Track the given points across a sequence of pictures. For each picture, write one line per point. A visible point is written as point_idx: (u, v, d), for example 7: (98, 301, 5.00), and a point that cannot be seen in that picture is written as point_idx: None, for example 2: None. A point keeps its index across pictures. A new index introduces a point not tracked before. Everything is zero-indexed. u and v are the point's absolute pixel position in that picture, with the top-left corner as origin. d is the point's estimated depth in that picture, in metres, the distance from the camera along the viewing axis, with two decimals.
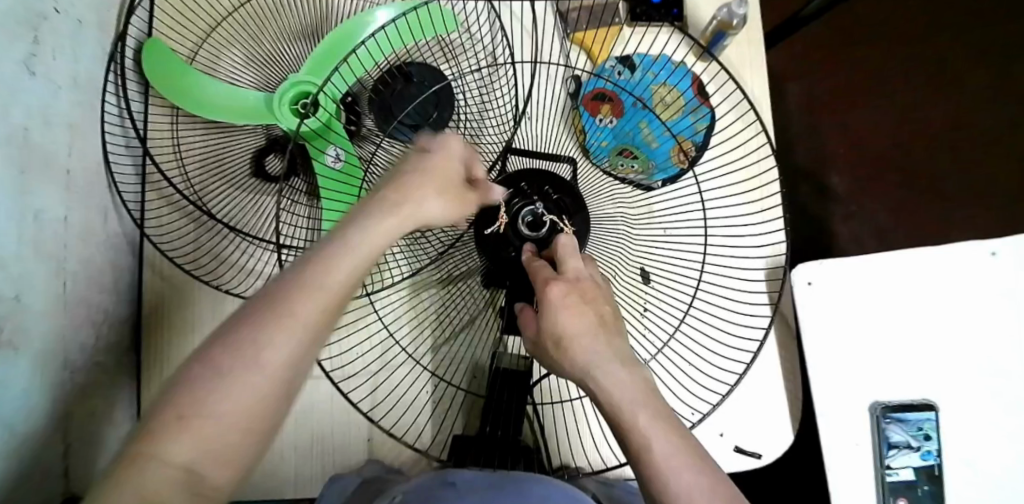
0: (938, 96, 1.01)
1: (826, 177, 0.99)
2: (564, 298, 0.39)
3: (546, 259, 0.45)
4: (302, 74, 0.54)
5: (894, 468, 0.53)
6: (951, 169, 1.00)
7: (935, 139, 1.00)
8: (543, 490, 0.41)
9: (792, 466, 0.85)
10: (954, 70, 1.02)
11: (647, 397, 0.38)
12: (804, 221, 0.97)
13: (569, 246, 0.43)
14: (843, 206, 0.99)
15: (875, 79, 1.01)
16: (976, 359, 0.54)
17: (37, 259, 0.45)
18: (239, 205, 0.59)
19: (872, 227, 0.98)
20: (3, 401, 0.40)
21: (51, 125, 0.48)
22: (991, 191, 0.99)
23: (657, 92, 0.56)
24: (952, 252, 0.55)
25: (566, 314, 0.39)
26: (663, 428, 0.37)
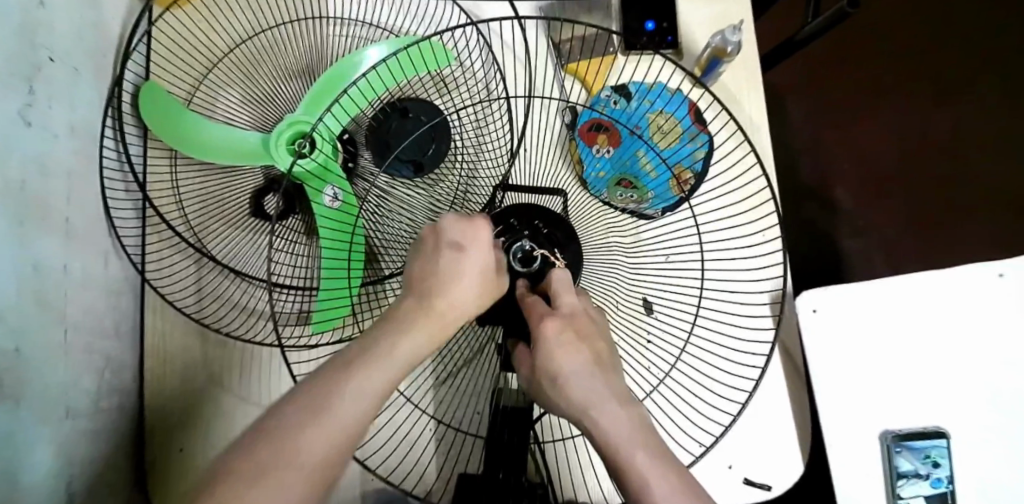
0: (941, 105, 1.00)
1: (832, 190, 0.98)
2: (560, 334, 0.40)
3: (540, 294, 0.44)
4: (299, 113, 0.54)
5: (905, 497, 0.52)
6: (955, 177, 0.99)
7: (938, 147, 1.00)
8: None
9: (805, 489, 0.84)
10: (955, 79, 1.01)
11: (649, 438, 0.38)
12: (810, 237, 0.96)
13: (563, 281, 0.43)
14: (850, 219, 0.97)
15: (875, 89, 1.01)
16: (986, 383, 0.53)
17: (36, 309, 0.45)
18: (237, 245, 0.58)
19: (877, 237, 0.97)
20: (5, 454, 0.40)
21: (48, 174, 0.49)
22: (997, 199, 0.98)
23: (654, 121, 0.56)
24: (956, 275, 0.55)
25: (562, 352, 0.39)
26: (665, 471, 0.36)
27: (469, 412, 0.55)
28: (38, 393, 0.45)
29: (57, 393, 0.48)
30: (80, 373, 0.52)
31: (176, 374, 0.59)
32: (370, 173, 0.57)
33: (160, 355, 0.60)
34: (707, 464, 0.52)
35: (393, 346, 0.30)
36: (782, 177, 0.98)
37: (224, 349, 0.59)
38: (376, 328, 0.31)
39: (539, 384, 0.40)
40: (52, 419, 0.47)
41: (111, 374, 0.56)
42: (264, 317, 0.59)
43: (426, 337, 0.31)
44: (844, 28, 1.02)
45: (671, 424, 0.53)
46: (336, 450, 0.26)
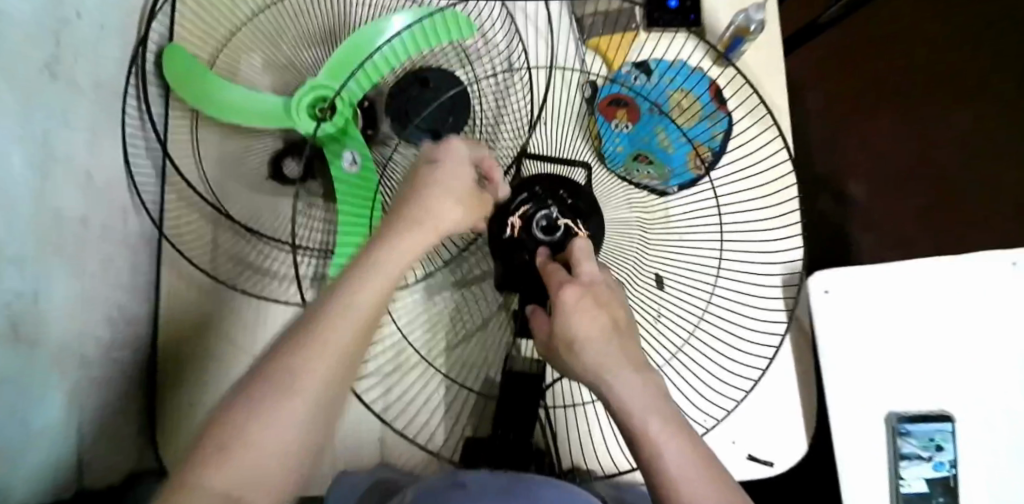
0: (958, 101, 1.00)
1: (846, 184, 0.98)
2: (578, 302, 0.39)
3: (561, 263, 0.44)
4: (320, 78, 0.54)
5: (906, 479, 0.52)
6: (970, 174, 0.98)
7: (953, 143, 0.99)
8: (553, 495, 0.39)
9: (807, 473, 0.85)
10: (975, 79, 1.00)
11: (659, 404, 0.38)
12: (821, 228, 0.96)
13: (584, 249, 0.42)
14: (863, 213, 0.97)
15: (893, 83, 1.00)
16: (994, 372, 0.53)
17: (56, 259, 0.46)
18: (257, 206, 0.60)
19: (889, 232, 0.97)
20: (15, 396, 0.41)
21: (72, 128, 0.49)
22: (1012, 200, 0.97)
23: (674, 98, 0.56)
24: (969, 262, 0.55)
25: (579, 319, 0.38)
26: (672, 434, 0.37)
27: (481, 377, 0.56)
28: (53, 341, 0.46)
29: (71, 343, 0.49)
30: (96, 326, 0.53)
31: (189, 330, 0.60)
32: (390, 140, 0.57)
33: (176, 313, 0.60)
34: (712, 439, 0.53)
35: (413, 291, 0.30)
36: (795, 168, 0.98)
37: (239, 309, 0.60)
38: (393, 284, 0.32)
39: (552, 346, 0.41)
40: (65, 367, 0.48)
41: (127, 329, 0.58)
42: (280, 279, 0.61)
43: None
44: (865, 21, 1.02)
45: (680, 398, 0.54)
46: None
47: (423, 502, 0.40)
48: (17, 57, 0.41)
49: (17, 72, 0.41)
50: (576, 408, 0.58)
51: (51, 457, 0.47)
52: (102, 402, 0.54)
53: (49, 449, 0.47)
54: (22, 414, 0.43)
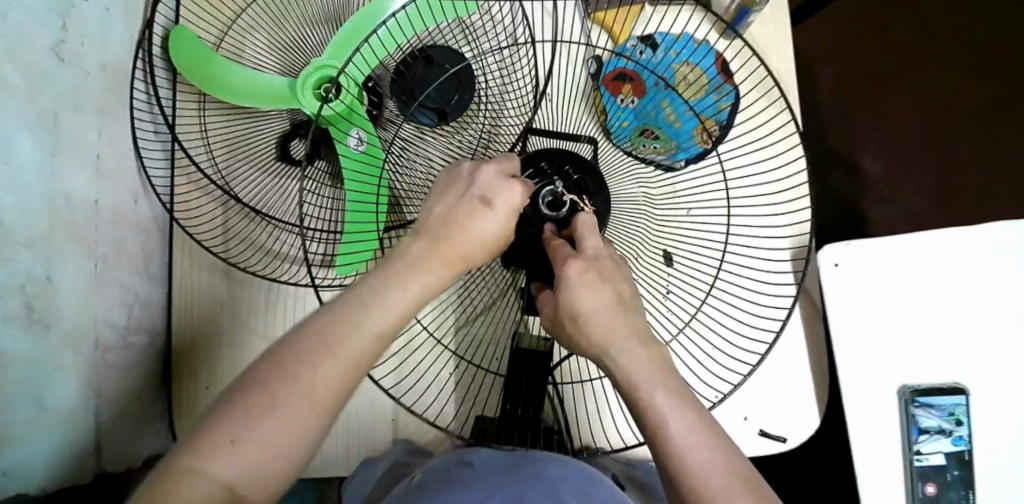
0: (974, 77, 0.98)
1: (859, 159, 0.97)
2: (582, 276, 0.39)
3: (566, 238, 0.44)
4: (324, 57, 0.54)
5: (923, 453, 0.52)
6: (985, 151, 0.97)
7: (969, 120, 0.97)
8: (561, 471, 0.39)
9: (819, 450, 0.84)
10: (990, 53, 0.98)
11: (666, 375, 0.37)
12: (833, 205, 0.95)
13: (589, 224, 0.42)
14: (876, 189, 0.96)
15: (907, 60, 0.98)
16: (1010, 342, 0.53)
17: (68, 240, 0.47)
18: (264, 188, 0.60)
19: (901, 211, 0.96)
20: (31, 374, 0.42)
21: (80, 110, 0.50)
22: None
23: (679, 71, 0.56)
24: (983, 233, 0.54)
25: (583, 291, 0.38)
26: (680, 406, 0.36)
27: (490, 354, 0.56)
28: (67, 321, 0.47)
29: (86, 323, 0.49)
30: (110, 308, 0.53)
31: (204, 313, 0.61)
32: (396, 119, 0.57)
33: (189, 295, 0.61)
34: (723, 414, 0.53)
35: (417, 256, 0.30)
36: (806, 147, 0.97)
37: (251, 291, 0.61)
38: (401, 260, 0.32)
39: (559, 319, 0.40)
40: (80, 347, 0.49)
41: (141, 312, 0.58)
42: (289, 260, 0.61)
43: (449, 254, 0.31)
44: None
45: (689, 374, 0.54)
46: None
47: (432, 483, 0.40)
48: (24, 38, 0.41)
49: (25, 53, 0.42)
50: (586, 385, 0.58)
51: (71, 434, 0.48)
52: (119, 382, 0.55)
53: (67, 426, 0.48)
54: (40, 393, 0.43)
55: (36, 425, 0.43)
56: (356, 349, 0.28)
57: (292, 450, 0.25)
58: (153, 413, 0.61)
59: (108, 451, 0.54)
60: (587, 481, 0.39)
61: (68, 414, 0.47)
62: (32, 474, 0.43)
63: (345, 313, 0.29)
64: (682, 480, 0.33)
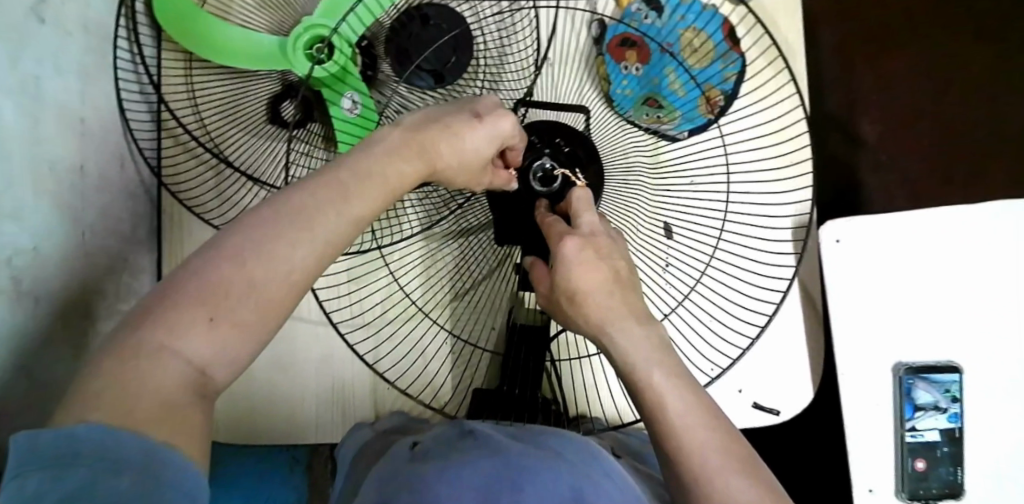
0: (991, 42, 0.92)
1: (856, 123, 0.93)
2: (579, 253, 0.37)
3: (560, 214, 0.42)
4: (315, 16, 0.52)
5: (918, 429, 0.52)
6: (998, 119, 0.92)
7: (982, 86, 0.92)
8: (558, 444, 0.39)
9: (812, 421, 0.85)
10: (1011, 17, 0.92)
11: (666, 356, 0.36)
12: (830, 170, 0.92)
13: (584, 200, 0.40)
14: (873, 154, 0.92)
15: (919, 23, 0.93)
16: (1009, 322, 0.52)
17: (54, 208, 0.46)
18: (255, 152, 0.59)
19: (901, 174, 0.92)
20: (19, 350, 0.41)
21: (63, 73, 0.48)
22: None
23: (685, 37, 0.53)
24: (984, 210, 0.53)
25: (578, 271, 0.36)
26: (678, 387, 0.35)
27: (485, 329, 0.55)
28: (58, 292, 0.46)
29: (77, 293, 0.49)
30: (100, 275, 0.52)
31: None
32: (390, 82, 0.55)
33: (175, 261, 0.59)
34: (718, 388, 0.53)
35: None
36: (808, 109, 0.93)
37: None
38: None
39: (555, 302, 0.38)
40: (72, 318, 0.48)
41: (131, 280, 0.57)
42: None
43: None
44: None
45: (686, 348, 0.54)
46: None
47: (429, 451, 0.40)
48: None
49: (5, 16, 0.40)
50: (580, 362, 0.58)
51: None
52: None
53: None
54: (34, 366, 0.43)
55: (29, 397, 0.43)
56: None
57: None
58: None
59: None
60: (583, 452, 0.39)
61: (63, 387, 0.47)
62: None
63: None
64: (677, 458, 0.33)
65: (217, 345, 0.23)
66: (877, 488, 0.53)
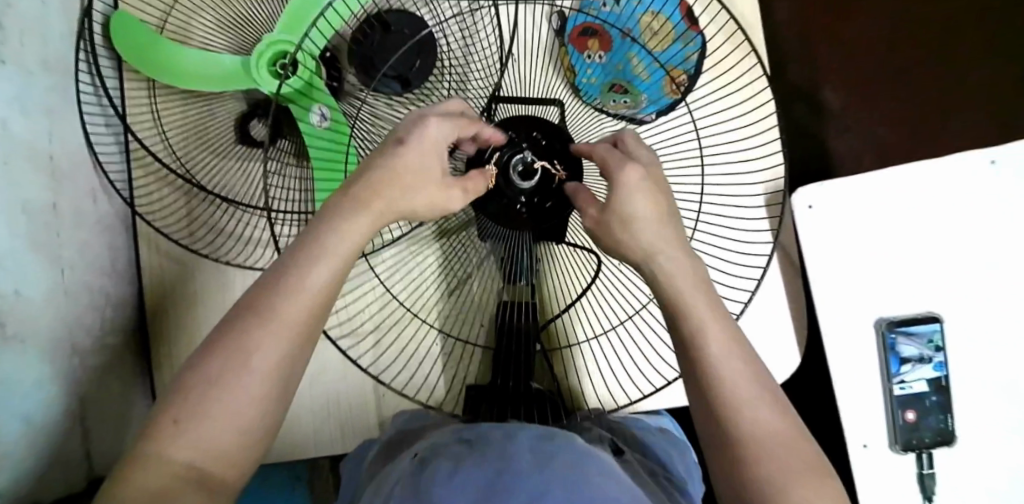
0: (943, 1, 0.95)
1: (822, 91, 0.95)
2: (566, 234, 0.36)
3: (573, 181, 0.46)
4: (277, 31, 0.51)
5: (906, 381, 0.54)
6: (957, 75, 0.94)
7: (939, 44, 0.94)
8: (554, 440, 0.39)
9: (801, 384, 0.87)
10: None
11: None
12: (800, 138, 0.93)
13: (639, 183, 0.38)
14: (839, 120, 0.94)
15: None
16: (983, 268, 0.54)
17: (32, 250, 0.45)
18: (228, 174, 0.59)
19: (869, 136, 0.94)
20: (11, 396, 0.41)
21: (27, 112, 0.47)
22: (1008, 96, 0.93)
23: (645, 22, 0.54)
24: (951, 162, 0.54)
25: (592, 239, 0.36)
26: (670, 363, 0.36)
27: (474, 326, 0.56)
28: (44, 334, 0.45)
29: (62, 333, 0.48)
30: (82, 313, 0.52)
31: (177, 308, 0.59)
32: (358, 91, 0.55)
33: (160, 288, 0.58)
34: None
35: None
36: (772, 82, 0.95)
37: (223, 281, 0.59)
38: None
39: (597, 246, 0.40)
40: (60, 358, 0.48)
41: (114, 313, 0.56)
42: (261, 245, 0.60)
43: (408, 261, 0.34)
44: None
45: None
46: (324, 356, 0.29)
47: (428, 458, 0.40)
48: None
49: None
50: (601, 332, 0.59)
51: (61, 446, 0.47)
52: (104, 386, 0.54)
53: (58, 438, 0.47)
54: (28, 411, 0.43)
55: (26, 442, 0.42)
56: None
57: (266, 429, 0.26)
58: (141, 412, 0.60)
59: (100, 458, 0.53)
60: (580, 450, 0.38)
61: (57, 429, 0.47)
62: (28, 492, 0.43)
63: None
64: None
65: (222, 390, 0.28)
66: (871, 442, 0.54)
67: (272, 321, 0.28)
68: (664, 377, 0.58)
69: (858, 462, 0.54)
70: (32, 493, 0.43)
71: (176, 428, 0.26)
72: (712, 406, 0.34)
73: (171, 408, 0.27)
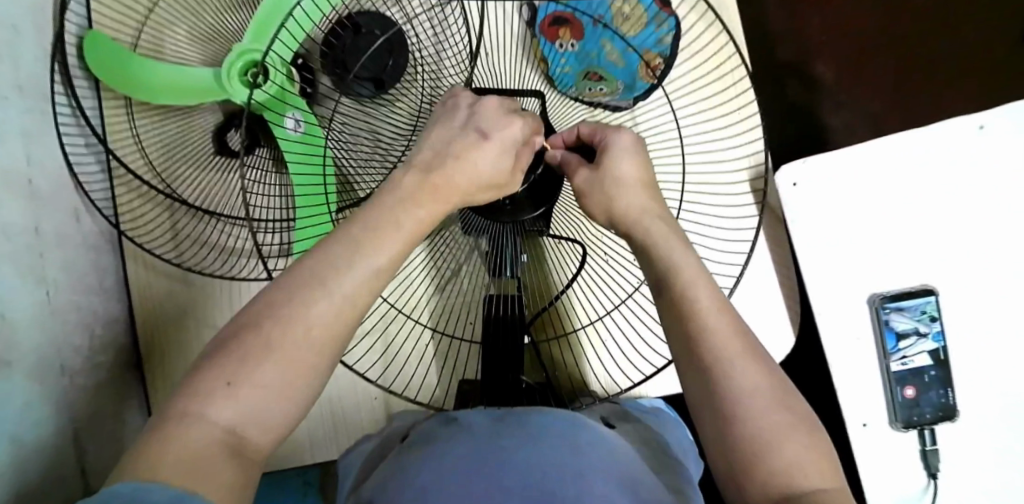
0: None
1: (811, 66, 0.93)
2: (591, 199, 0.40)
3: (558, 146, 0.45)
4: (246, 42, 0.51)
5: (907, 356, 0.53)
6: (948, 43, 0.92)
7: (929, 12, 0.93)
8: (543, 420, 0.39)
9: (802, 366, 0.85)
10: None
11: None
12: (791, 116, 0.92)
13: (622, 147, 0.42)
14: (830, 95, 0.93)
15: None
16: (976, 238, 0.53)
17: (14, 273, 0.45)
18: (209, 186, 0.59)
19: (861, 110, 0.92)
20: None
21: (3, 137, 0.47)
22: (1004, 60, 0.91)
23: (617, 7, 0.52)
24: (939, 130, 0.53)
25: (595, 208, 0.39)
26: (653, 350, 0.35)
27: (464, 322, 0.56)
28: (30, 356, 0.45)
29: (50, 355, 0.48)
30: (70, 333, 0.52)
31: (167, 323, 0.59)
32: (332, 94, 0.56)
33: (149, 303, 0.58)
34: None
35: (360, 253, 0.30)
36: (759, 60, 0.93)
37: (211, 292, 0.59)
38: (331, 239, 0.31)
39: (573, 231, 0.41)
40: (48, 380, 0.48)
41: (104, 331, 0.56)
42: (245, 255, 0.60)
43: (389, 246, 0.32)
44: None
45: None
46: (303, 344, 0.27)
47: (418, 444, 0.41)
48: None
49: None
50: (593, 318, 0.58)
51: (56, 465, 0.48)
52: (97, 404, 0.54)
53: (52, 458, 0.47)
54: (17, 434, 0.43)
55: (18, 464, 0.43)
56: (293, 335, 0.27)
57: (232, 437, 0.25)
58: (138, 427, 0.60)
59: (98, 475, 0.53)
60: (570, 427, 0.38)
61: (49, 449, 0.47)
62: None
63: (287, 302, 0.28)
64: None
65: (190, 391, 0.26)
66: (871, 422, 0.53)
67: (239, 328, 0.28)
68: (654, 365, 0.59)
69: (859, 441, 0.53)
70: None
71: (230, 391, 0.25)
72: (693, 390, 0.33)
73: (221, 368, 0.26)
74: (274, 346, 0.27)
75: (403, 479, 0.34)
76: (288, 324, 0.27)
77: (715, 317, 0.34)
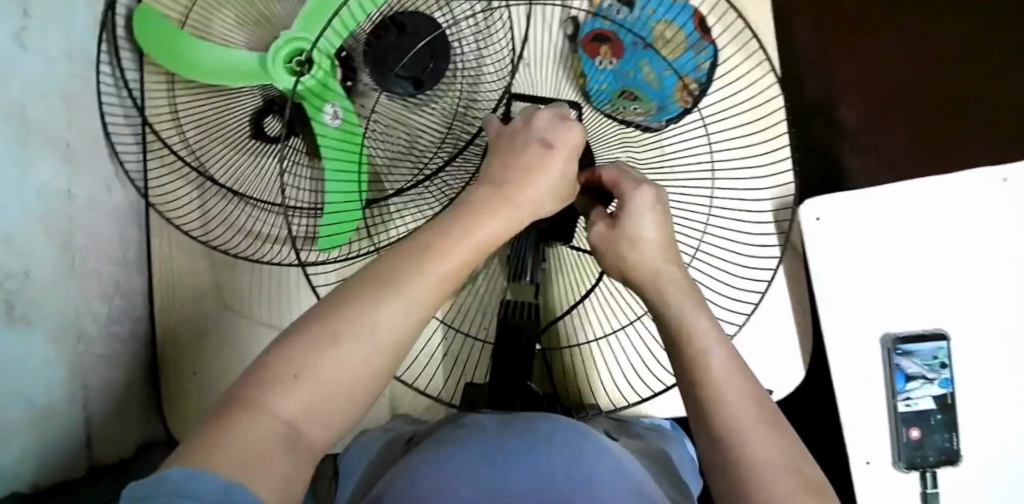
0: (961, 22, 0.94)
1: (834, 108, 0.95)
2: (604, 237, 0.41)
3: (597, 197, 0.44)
4: (294, 30, 0.52)
5: (912, 398, 0.54)
6: (971, 96, 0.93)
7: (955, 64, 0.94)
8: (552, 425, 0.40)
9: (804, 401, 0.86)
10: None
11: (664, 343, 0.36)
12: (811, 157, 0.94)
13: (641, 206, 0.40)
14: (850, 138, 0.94)
15: (889, 8, 0.95)
16: (992, 294, 0.54)
17: (44, 234, 0.46)
18: (240, 168, 0.60)
19: (878, 156, 0.94)
20: (16, 374, 0.41)
21: (47, 99, 0.48)
22: None
23: (657, 29, 0.54)
24: (961, 180, 0.54)
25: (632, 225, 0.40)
26: (678, 371, 0.36)
27: (480, 325, 0.57)
28: (50, 318, 0.46)
29: (68, 318, 0.49)
30: (90, 298, 0.52)
31: (186, 296, 0.60)
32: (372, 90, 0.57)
33: (168, 276, 0.60)
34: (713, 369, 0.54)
35: (407, 252, 0.31)
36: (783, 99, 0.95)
37: (233, 271, 0.60)
38: None
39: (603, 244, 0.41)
40: (65, 342, 0.48)
41: (122, 300, 0.57)
42: (272, 240, 0.60)
43: (434, 245, 0.32)
44: None
45: None
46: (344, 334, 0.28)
47: (429, 441, 0.42)
48: None
49: None
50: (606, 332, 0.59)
51: (66, 427, 0.48)
52: (109, 371, 0.55)
53: (63, 420, 0.48)
54: (31, 393, 0.43)
55: (28, 422, 0.43)
56: (336, 324, 0.28)
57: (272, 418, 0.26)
58: (148, 398, 0.61)
59: (103, 442, 0.54)
60: (578, 434, 0.39)
61: (60, 411, 0.47)
62: (22, 470, 0.43)
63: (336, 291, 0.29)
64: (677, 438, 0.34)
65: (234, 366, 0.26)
66: (874, 460, 0.54)
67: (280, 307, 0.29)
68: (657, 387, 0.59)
69: (861, 479, 0.54)
70: (32, 473, 0.44)
71: (275, 391, 0.26)
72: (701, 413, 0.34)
73: (282, 356, 0.27)
74: (325, 328, 0.27)
75: (422, 472, 0.34)
76: (335, 312, 0.28)
77: (712, 341, 0.35)
